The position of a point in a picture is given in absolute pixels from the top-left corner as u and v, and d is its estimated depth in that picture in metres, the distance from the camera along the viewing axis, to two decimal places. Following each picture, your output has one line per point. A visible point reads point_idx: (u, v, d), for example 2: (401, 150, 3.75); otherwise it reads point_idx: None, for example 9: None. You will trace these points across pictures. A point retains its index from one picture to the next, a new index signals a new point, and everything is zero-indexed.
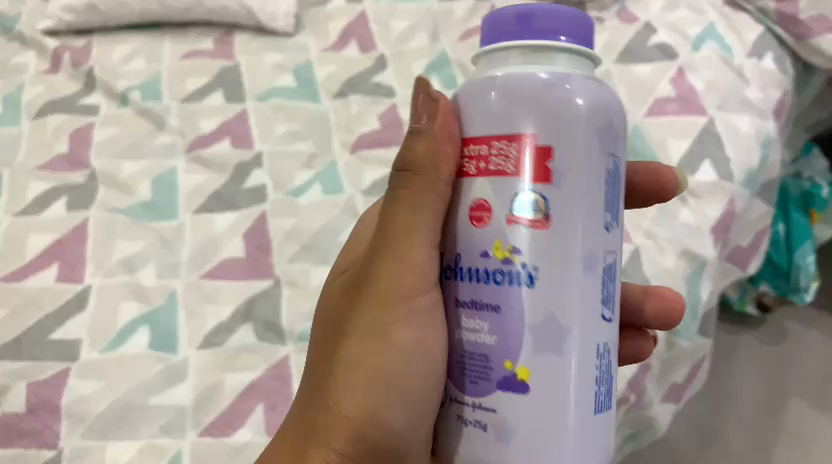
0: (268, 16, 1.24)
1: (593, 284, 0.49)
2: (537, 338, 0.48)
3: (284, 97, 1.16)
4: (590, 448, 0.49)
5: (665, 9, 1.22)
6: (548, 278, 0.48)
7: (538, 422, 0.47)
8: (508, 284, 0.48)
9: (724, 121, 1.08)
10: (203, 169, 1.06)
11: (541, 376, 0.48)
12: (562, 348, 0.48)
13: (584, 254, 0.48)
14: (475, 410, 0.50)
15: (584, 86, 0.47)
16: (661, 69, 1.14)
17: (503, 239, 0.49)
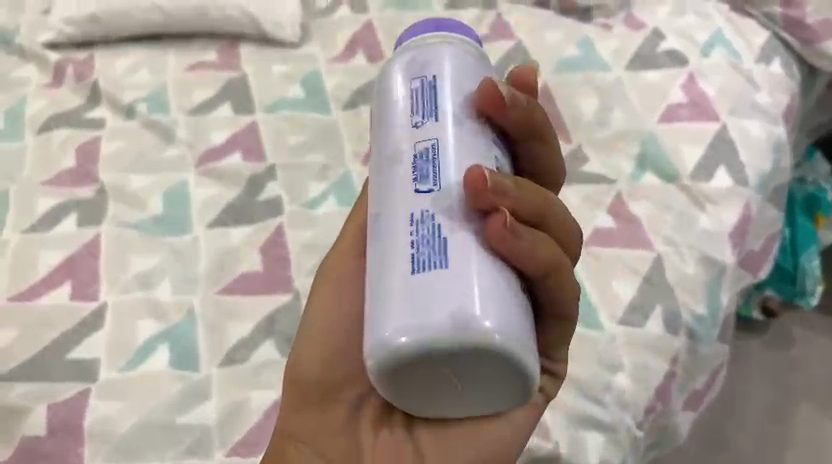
0: (274, 26, 1.24)
1: (396, 173, 0.54)
2: (374, 230, 0.54)
3: (293, 108, 1.15)
4: (409, 309, 0.47)
5: (671, 16, 1.22)
6: (375, 184, 0.56)
7: (374, 294, 0.50)
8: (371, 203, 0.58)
9: (736, 126, 1.09)
10: (215, 182, 1.05)
11: (375, 256, 0.52)
12: (379, 232, 0.53)
13: (411, 153, 0.55)
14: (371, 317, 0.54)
15: (415, 54, 0.59)
16: (672, 75, 1.13)
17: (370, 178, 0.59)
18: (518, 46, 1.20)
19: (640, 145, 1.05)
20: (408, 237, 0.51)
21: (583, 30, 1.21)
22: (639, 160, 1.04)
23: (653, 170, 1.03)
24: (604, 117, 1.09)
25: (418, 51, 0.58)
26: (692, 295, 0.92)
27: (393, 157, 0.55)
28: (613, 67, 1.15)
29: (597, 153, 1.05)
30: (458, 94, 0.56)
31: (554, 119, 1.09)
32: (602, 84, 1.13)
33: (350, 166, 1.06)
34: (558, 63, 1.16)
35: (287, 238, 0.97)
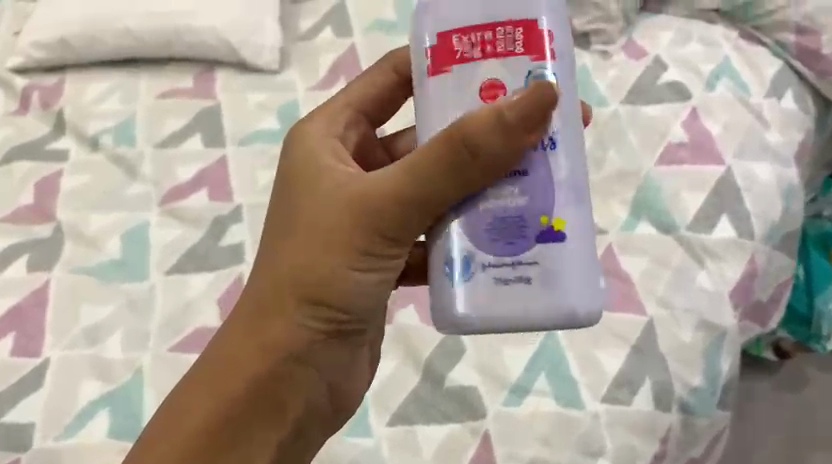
0: (252, 51, 1.17)
1: (573, 162, 0.53)
2: (564, 187, 0.52)
3: (269, 140, 1.08)
4: (589, 281, 0.53)
5: (675, 46, 1.14)
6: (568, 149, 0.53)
7: (573, 264, 0.52)
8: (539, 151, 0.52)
9: (743, 171, 1.00)
10: (180, 222, 0.97)
11: (575, 228, 0.53)
12: (576, 201, 0.53)
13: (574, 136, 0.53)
14: (516, 267, 0.52)
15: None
16: (674, 110, 1.05)
17: None
18: None
19: (636, 189, 0.97)
20: (579, 220, 0.53)
21: (579, 61, 1.14)
22: (635, 206, 0.96)
23: (649, 218, 0.95)
24: (599, 157, 1.01)
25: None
26: (687, 365, 0.84)
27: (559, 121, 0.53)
28: (610, 101, 1.07)
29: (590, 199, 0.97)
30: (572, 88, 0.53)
31: None
32: (597, 119, 1.05)
33: None
34: None
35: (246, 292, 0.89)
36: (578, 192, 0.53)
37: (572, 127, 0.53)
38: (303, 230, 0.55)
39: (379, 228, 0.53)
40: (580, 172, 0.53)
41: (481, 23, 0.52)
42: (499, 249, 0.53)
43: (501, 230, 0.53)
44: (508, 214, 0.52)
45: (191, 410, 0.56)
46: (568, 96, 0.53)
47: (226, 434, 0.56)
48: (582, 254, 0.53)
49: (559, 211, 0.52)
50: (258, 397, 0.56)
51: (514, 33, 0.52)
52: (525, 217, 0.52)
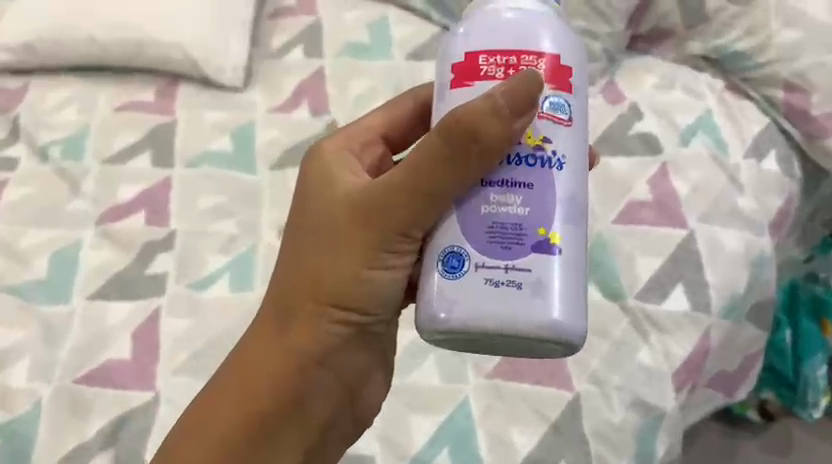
0: (214, 69, 1.14)
1: (575, 180, 0.50)
2: (567, 204, 0.50)
3: (219, 164, 1.04)
4: (574, 302, 0.49)
5: (656, 92, 1.07)
6: (572, 169, 0.50)
7: (562, 278, 0.49)
8: (541, 166, 0.49)
9: (708, 237, 0.93)
10: (112, 244, 0.94)
11: (569, 245, 0.50)
12: (572, 219, 0.50)
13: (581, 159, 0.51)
14: (507, 272, 0.49)
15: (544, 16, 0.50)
16: (642, 165, 0.99)
17: (534, 129, 0.49)
18: None
19: (588, 248, 0.92)
20: (572, 238, 0.50)
21: None
22: (584, 268, 0.90)
23: (597, 281, 0.89)
24: None
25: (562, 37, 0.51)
26: (615, 449, 0.78)
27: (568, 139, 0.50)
28: None
29: None
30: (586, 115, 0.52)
31: None
32: None
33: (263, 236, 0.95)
34: None
35: (161, 327, 0.85)
36: (577, 210, 0.50)
37: (582, 151, 0.51)
38: (323, 236, 0.56)
39: (389, 231, 0.53)
40: (579, 190, 0.50)
41: (508, 47, 0.49)
42: (495, 252, 0.49)
43: (494, 235, 0.49)
44: (508, 222, 0.49)
45: (223, 407, 0.58)
46: (579, 118, 0.51)
47: (258, 429, 0.57)
48: (570, 272, 0.49)
49: (558, 225, 0.49)
50: (282, 389, 0.58)
51: (536, 63, 0.49)
52: (523, 227, 0.49)
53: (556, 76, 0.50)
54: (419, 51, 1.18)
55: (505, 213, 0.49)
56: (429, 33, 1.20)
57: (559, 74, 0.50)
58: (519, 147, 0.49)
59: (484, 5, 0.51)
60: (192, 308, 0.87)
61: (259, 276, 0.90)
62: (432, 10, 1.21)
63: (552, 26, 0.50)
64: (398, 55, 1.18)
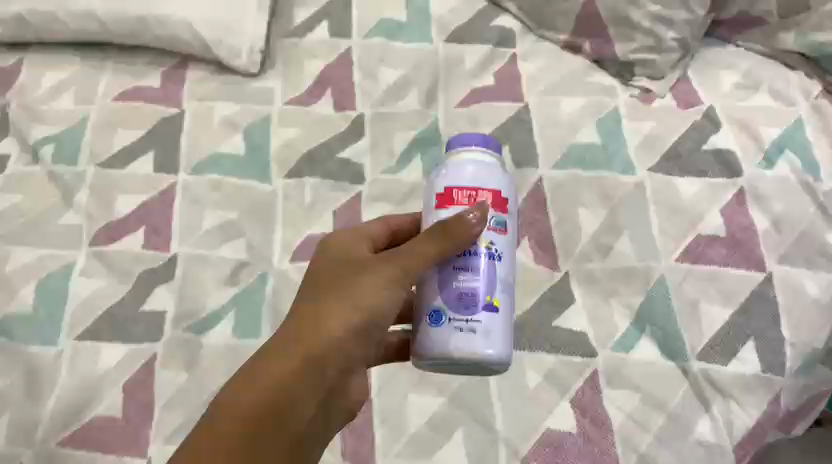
0: (228, 51, 1.01)
1: (506, 266, 0.56)
2: (506, 280, 0.55)
3: (226, 169, 0.95)
4: (508, 344, 0.55)
5: (735, 98, 0.91)
6: (507, 260, 0.56)
7: (503, 329, 0.54)
8: (487, 256, 0.55)
9: (786, 280, 0.78)
10: (104, 272, 0.87)
11: (507, 308, 0.55)
12: (508, 290, 0.56)
13: (512, 250, 0.57)
14: (466, 320, 0.53)
15: (494, 172, 0.56)
16: (714, 189, 0.84)
17: (483, 234, 0.55)
18: (520, 114, 0.94)
19: (644, 295, 0.79)
20: (507, 301, 0.55)
21: (611, 105, 0.93)
22: (636, 319, 0.78)
23: (653, 336, 0.77)
24: (604, 244, 0.83)
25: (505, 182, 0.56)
26: None
27: (505, 238, 0.56)
28: (638, 170, 0.87)
29: (585, 298, 0.81)
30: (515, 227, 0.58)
31: (541, 237, 0.85)
32: (615, 194, 0.85)
33: (275, 264, 0.88)
34: (566, 148, 0.90)
35: (156, 378, 0.79)
36: (510, 286, 0.56)
37: (512, 244, 0.57)
38: (350, 268, 0.57)
39: (409, 263, 0.54)
40: (512, 277, 0.56)
41: (470, 184, 0.55)
42: (456, 307, 0.54)
43: (455, 298, 0.54)
44: (465, 290, 0.54)
45: (242, 399, 0.51)
46: (512, 231, 0.57)
47: (265, 424, 0.51)
48: (507, 324, 0.55)
49: (501, 294, 0.55)
50: (297, 388, 0.52)
51: (489, 197, 0.55)
52: (478, 291, 0.54)
53: (498, 205, 0.55)
54: (459, 33, 1.04)
55: (463, 283, 0.54)
56: (473, 11, 1.05)
57: (499, 204, 0.56)
58: (473, 246, 0.55)
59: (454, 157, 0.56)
60: (190, 357, 0.81)
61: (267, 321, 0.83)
62: None
63: (499, 176, 0.56)
64: (437, 39, 1.04)
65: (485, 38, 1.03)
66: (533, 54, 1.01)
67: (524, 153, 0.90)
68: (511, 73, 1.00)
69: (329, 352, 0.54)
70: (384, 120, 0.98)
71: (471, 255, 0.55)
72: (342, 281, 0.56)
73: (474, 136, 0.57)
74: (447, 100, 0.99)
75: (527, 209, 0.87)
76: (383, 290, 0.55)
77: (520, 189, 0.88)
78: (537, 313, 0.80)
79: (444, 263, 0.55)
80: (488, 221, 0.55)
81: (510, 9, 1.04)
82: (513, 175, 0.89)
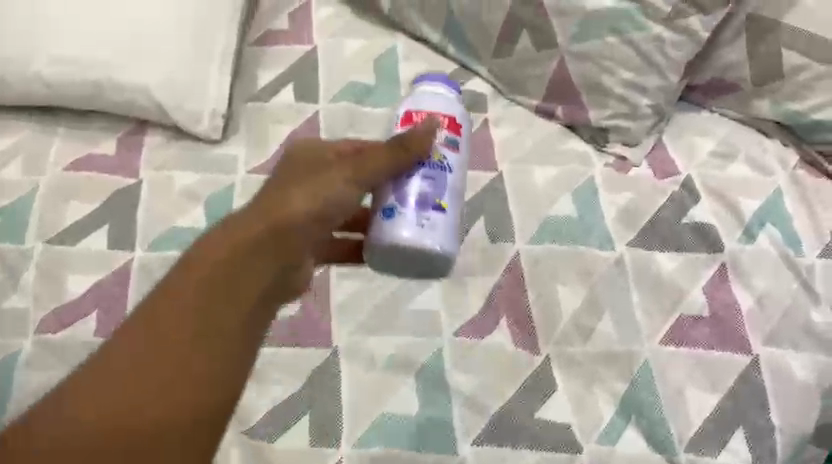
0: (188, 115, 0.95)
1: (456, 179, 0.72)
2: (454, 188, 0.71)
3: (185, 245, 0.89)
4: (455, 242, 0.69)
5: (711, 168, 0.90)
6: (457, 157, 0.72)
7: (450, 224, 0.69)
8: (440, 165, 0.70)
9: (773, 364, 0.76)
10: (52, 362, 0.81)
11: (454, 211, 0.70)
12: (455, 199, 0.71)
13: (460, 151, 0.73)
14: (420, 212, 0.67)
15: (451, 103, 0.77)
16: (696, 266, 0.82)
17: (436, 149, 0.70)
18: (496, 182, 0.91)
19: (629, 382, 0.76)
20: (454, 203, 0.70)
21: (586, 175, 0.91)
22: (620, 406, 0.76)
23: (639, 424, 0.74)
24: (586, 324, 0.80)
25: (458, 108, 0.77)
26: None
27: (458, 158, 0.72)
28: (616, 244, 0.84)
29: (568, 384, 0.77)
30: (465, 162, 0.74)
31: (519, 318, 0.81)
32: (595, 271, 0.83)
33: None
34: (543, 222, 0.87)
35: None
36: (456, 194, 0.71)
37: (462, 159, 0.73)
38: (272, 195, 0.57)
39: (345, 174, 0.59)
40: (459, 187, 0.72)
41: (432, 109, 0.76)
42: (408, 201, 0.67)
43: (410, 192, 0.67)
44: (419, 193, 0.68)
45: (154, 328, 0.50)
46: (463, 151, 0.74)
47: (180, 344, 0.50)
48: (452, 220, 0.70)
49: (447, 196, 0.69)
50: (212, 310, 0.51)
51: (445, 121, 0.73)
52: (429, 193, 0.68)
53: (451, 127, 0.74)
54: None
55: (419, 184, 0.68)
56: (444, 73, 1.03)
57: (454, 127, 0.74)
58: (430, 160, 0.69)
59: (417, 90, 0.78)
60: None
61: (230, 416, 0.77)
62: (448, 44, 1.03)
63: (454, 106, 0.77)
64: None
65: None
66: (504, 119, 0.99)
67: (499, 226, 0.87)
68: (485, 139, 0.96)
69: (248, 254, 0.54)
70: None
71: (427, 163, 0.69)
72: (304, 178, 0.58)
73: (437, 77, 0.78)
74: None
75: (504, 286, 0.83)
76: (295, 207, 0.56)
77: (496, 266, 0.85)
78: (517, 400, 0.77)
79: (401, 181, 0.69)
80: (442, 141, 0.72)
81: (481, 73, 1.02)
82: (489, 250, 0.86)
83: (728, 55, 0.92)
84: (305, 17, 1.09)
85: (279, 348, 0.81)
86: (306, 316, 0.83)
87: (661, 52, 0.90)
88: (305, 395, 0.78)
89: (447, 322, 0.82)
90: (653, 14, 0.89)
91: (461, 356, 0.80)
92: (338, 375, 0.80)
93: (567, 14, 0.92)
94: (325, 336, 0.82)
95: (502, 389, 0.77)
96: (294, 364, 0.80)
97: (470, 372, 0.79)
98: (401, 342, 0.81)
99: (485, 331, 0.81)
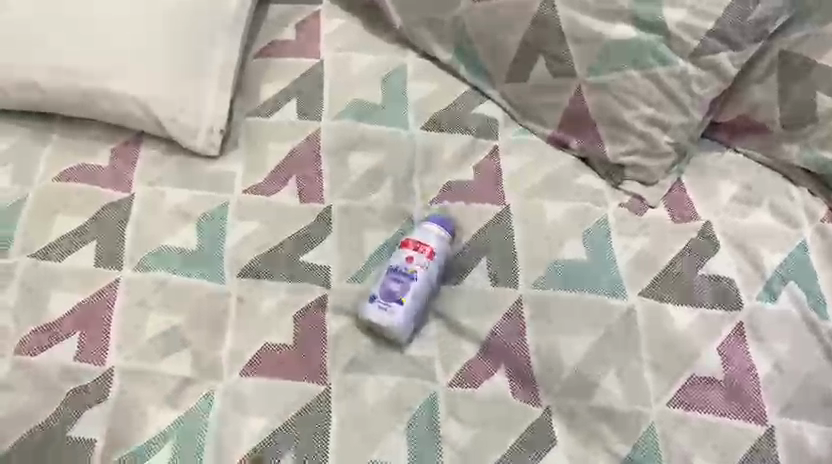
0: (184, 130, 0.91)
1: (426, 275, 0.81)
2: (423, 284, 0.81)
3: (175, 266, 0.85)
4: (406, 328, 0.79)
5: (733, 214, 0.85)
6: (435, 259, 0.82)
7: (406, 316, 0.79)
8: (415, 268, 0.81)
9: (789, 435, 0.72)
10: (30, 386, 0.76)
11: (411, 307, 0.79)
12: (421, 292, 0.80)
13: (438, 256, 0.83)
14: (380, 309, 0.79)
15: (436, 240, 0.83)
16: (711, 322, 0.78)
17: (412, 255, 0.82)
18: (503, 218, 0.87)
19: (633, 445, 0.72)
20: (417, 299, 0.80)
21: (600, 216, 0.86)
22: None
23: None
24: (588, 378, 0.75)
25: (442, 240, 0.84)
26: None
27: (435, 255, 0.82)
28: (627, 292, 0.80)
29: (568, 441, 0.73)
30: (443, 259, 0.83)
31: (518, 366, 0.77)
32: (603, 321, 0.78)
33: (224, 380, 0.78)
34: (550, 264, 0.82)
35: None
36: (423, 292, 0.81)
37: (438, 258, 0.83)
38: None
39: None
40: (426, 289, 0.81)
41: (419, 237, 0.83)
42: (375, 301, 0.79)
43: (381, 289, 0.80)
44: (384, 290, 0.80)
45: None
46: (439, 255, 0.83)
47: None
48: (411, 309, 0.79)
49: (408, 293, 0.79)
50: None
51: (425, 252, 0.82)
52: (395, 290, 0.80)
53: (429, 249, 0.82)
54: (437, 118, 0.96)
55: (389, 284, 0.80)
56: (453, 97, 0.99)
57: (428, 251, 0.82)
58: (404, 266, 0.81)
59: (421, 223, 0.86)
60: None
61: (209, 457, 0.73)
62: (461, 65, 0.99)
63: (436, 246, 0.83)
64: (414, 125, 0.96)
65: (465, 125, 0.96)
66: (515, 148, 0.94)
67: (504, 267, 0.83)
68: (495, 170, 0.92)
69: None
70: (355, 213, 0.89)
71: (400, 263, 0.81)
72: None
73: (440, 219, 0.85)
74: (424, 193, 0.91)
75: (503, 332, 0.79)
76: None
77: (498, 309, 0.80)
78: (514, 457, 0.72)
79: (383, 272, 0.83)
80: (419, 251, 0.82)
81: (493, 96, 0.98)
82: (491, 291, 0.81)
83: (757, 94, 0.87)
84: (313, 30, 1.06)
85: (267, 383, 0.77)
86: (297, 351, 0.80)
87: (686, 89, 0.85)
88: (289, 438, 0.74)
89: (440, 369, 0.78)
90: (681, 50, 0.84)
91: (455, 406, 0.75)
92: (327, 417, 0.75)
93: (587, 43, 0.87)
94: (317, 373, 0.78)
95: (494, 445, 0.73)
96: (280, 402, 0.76)
97: (463, 423, 0.74)
98: (394, 384, 0.77)
99: (481, 380, 0.77)
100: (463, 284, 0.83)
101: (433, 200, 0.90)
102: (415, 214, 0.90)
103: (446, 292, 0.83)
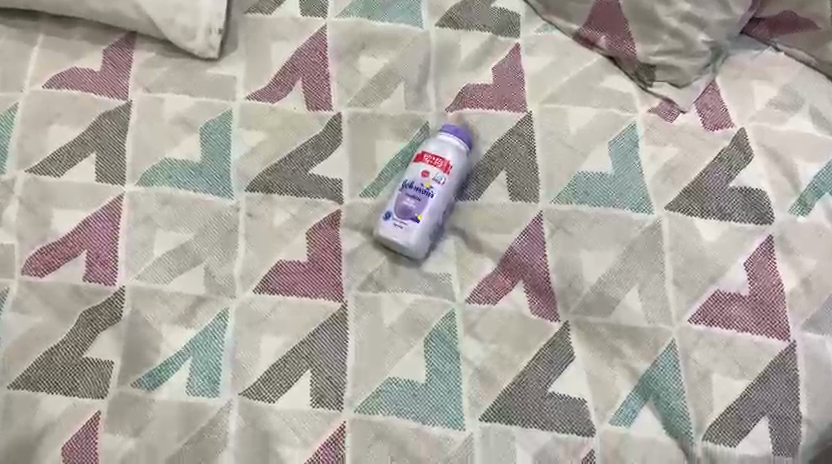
0: (182, 32, 0.85)
1: (444, 191, 0.78)
2: (440, 202, 0.77)
3: (181, 179, 0.81)
4: (424, 246, 0.77)
5: (769, 121, 0.80)
6: (452, 174, 0.78)
7: (424, 234, 0.76)
8: (432, 185, 0.77)
9: (811, 351, 0.71)
10: (40, 307, 0.75)
11: (428, 225, 0.76)
12: (438, 209, 0.77)
13: (456, 170, 0.79)
14: (397, 228, 0.76)
15: (453, 153, 0.79)
16: (740, 237, 0.75)
17: (428, 171, 0.78)
18: (523, 126, 0.82)
19: (651, 363, 0.71)
20: (435, 216, 0.77)
21: (628, 122, 0.81)
22: (639, 387, 0.71)
23: (656, 406, 0.70)
24: (608, 295, 0.73)
25: (459, 153, 0.79)
26: None
27: (453, 170, 0.78)
28: (653, 206, 0.76)
29: (587, 358, 0.73)
30: (460, 173, 0.79)
31: (538, 282, 0.75)
32: (627, 236, 0.75)
33: (238, 298, 0.76)
34: (572, 177, 0.78)
35: (99, 442, 0.70)
36: (440, 210, 0.77)
37: (455, 173, 0.78)
38: None
39: None
40: (443, 206, 0.78)
41: (436, 151, 0.79)
42: (391, 220, 0.77)
43: (398, 207, 0.77)
44: (401, 209, 0.77)
45: None
46: (457, 170, 0.79)
47: None
48: (429, 227, 0.76)
49: (425, 212, 0.76)
50: None
51: (441, 168, 0.78)
52: (411, 208, 0.76)
53: (445, 163, 0.78)
54: (454, 14, 0.89)
55: (406, 202, 0.77)
56: None
57: (444, 167, 0.78)
58: (420, 182, 0.77)
59: (438, 134, 0.81)
60: (136, 421, 0.71)
61: (228, 378, 0.73)
62: None
63: (453, 159, 0.79)
64: (427, 21, 0.88)
65: (484, 21, 0.88)
66: (536, 47, 0.87)
67: (524, 180, 0.79)
68: (516, 72, 0.86)
69: None
70: (367, 122, 0.84)
71: (417, 181, 0.78)
72: None
73: (458, 131, 0.80)
74: (439, 99, 0.85)
75: (523, 249, 0.76)
76: None
77: (517, 225, 0.77)
78: (531, 375, 0.72)
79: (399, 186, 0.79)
80: (436, 165, 0.78)
81: None
82: (509, 207, 0.78)
83: None
84: None
85: (282, 301, 0.76)
86: (310, 269, 0.78)
87: None
88: (306, 356, 0.74)
89: (458, 286, 0.77)
90: None
91: (473, 323, 0.75)
92: (345, 335, 0.74)
93: None
94: (334, 290, 0.77)
95: (511, 360, 0.73)
96: (295, 321, 0.75)
97: (481, 340, 0.74)
98: (411, 301, 0.76)
99: (502, 296, 0.76)
100: (482, 199, 0.79)
101: (451, 106, 0.85)
102: (430, 122, 0.84)
103: (464, 207, 0.80)
